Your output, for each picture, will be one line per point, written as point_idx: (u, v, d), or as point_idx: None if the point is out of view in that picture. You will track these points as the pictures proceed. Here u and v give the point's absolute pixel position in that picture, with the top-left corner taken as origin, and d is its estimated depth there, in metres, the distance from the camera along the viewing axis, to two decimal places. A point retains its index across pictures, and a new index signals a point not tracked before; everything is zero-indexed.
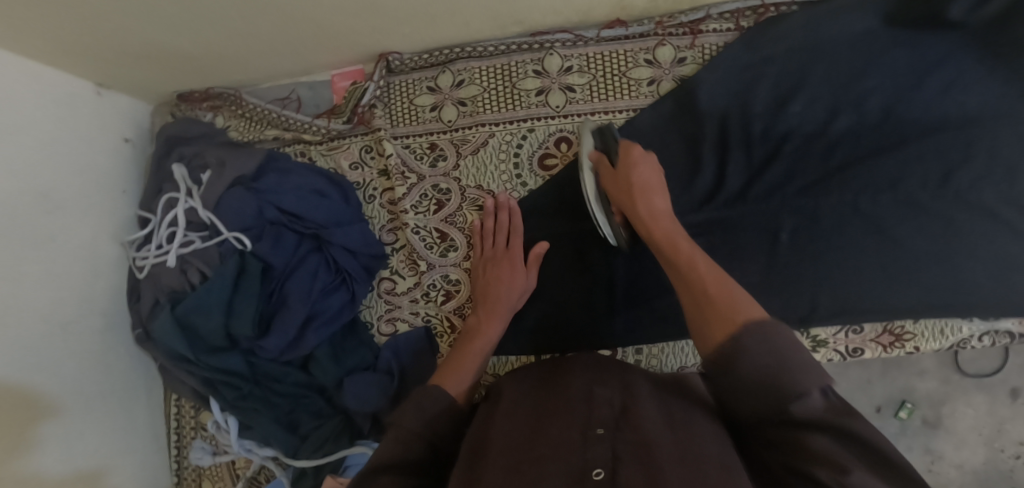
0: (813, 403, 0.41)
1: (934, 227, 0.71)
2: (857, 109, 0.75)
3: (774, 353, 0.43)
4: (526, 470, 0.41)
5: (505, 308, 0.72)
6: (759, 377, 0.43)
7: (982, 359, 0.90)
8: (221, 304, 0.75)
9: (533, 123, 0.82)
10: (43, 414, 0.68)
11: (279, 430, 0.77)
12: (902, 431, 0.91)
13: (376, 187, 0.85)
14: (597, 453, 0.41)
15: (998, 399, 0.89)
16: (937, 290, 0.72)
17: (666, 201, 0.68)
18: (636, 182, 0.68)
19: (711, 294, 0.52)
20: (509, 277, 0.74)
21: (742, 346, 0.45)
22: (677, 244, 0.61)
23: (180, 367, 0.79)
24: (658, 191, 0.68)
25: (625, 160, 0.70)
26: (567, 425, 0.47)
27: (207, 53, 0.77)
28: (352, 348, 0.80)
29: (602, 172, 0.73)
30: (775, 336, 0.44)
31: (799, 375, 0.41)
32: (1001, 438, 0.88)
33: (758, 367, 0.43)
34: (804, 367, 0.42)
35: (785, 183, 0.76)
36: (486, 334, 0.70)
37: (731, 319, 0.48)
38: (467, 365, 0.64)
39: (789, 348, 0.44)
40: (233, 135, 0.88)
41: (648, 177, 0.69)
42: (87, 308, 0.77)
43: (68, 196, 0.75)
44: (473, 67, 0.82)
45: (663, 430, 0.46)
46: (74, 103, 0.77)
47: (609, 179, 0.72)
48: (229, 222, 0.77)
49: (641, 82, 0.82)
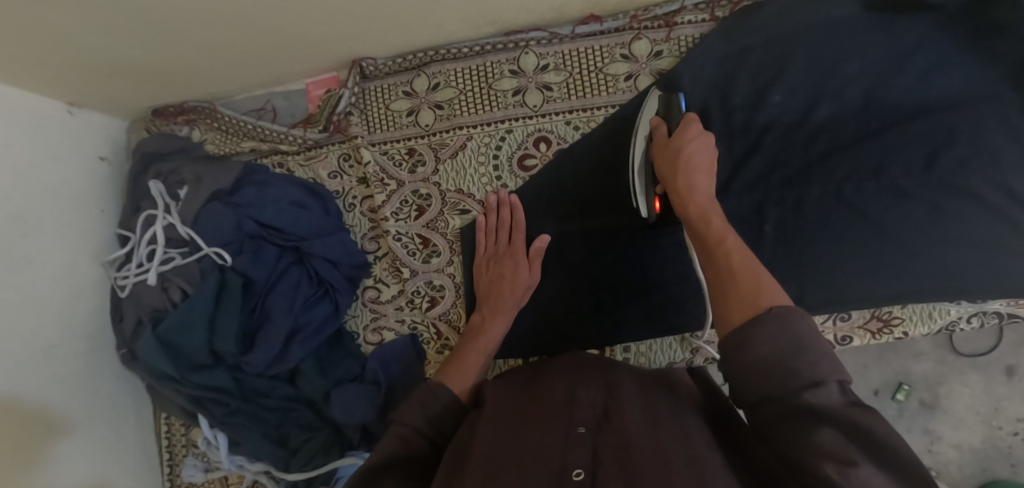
0: (828, 394, 0.39)
1: (921, 211, 0.71)
2: (838, 97, 0.75)
3: (794, 337, 0.41)
4: (510, 474, 0.42)
5: (507, 302, 0.71)
6: (772, 364, 0.41)
7: (976, 339, 0.89)
8: (204, 319, 0.74)
9: (511, 124, 0.79)
10: (37, 414, 0.69)
11: (268, 445, 0.76)
12: (898, 414, 0.91)
13: (355, 195, 0.83)
14: (579, 454, 0.42)
15: (993, 377, 0.89)
16: (926, 275, 0.72)
17: (710, 183, 0.63)
18: (684, 155, 0.64)
19: (739, 273, 0.50)
20: (507, 273, 0.73)
21: (761, 325, 0.43)
22: (712, 223, 0.58)
23: (166, 386, 0.78)
24: (704, 172, 0.64)
25: (679, 135, 0.66)
26: (551, 426, 0.47)
27: (178, 67, 0.76)
28: (338, 360, 0.79)
29: (654, 140, 0.69)
30: (794, 320, 0.43)
31: (812, 359, 0.40)
32: (998, 416, 0.88)
33: (773, 349, 0.42)
34: (824, 355, 0.40)
35: (768, 176, 0.75)
36: (491, 330, 0.69)
37: (750, 304, 0.46)
38: (472, 364, 0.64)
39: (809, 335, 0.42)
40: (209, 148, 0.87)
41: (692, 155, 0.64)
42: (69, 331, 0.76)
43: (44, 218, 0.74)
44: (447, 69, 0.80)
45: (644, 428, 0.46)
46: (44, 123, 0.76)
47: (656, 147, 0.68)
48: (208, 237, 0.77)
49: (618, 78, 0.79)
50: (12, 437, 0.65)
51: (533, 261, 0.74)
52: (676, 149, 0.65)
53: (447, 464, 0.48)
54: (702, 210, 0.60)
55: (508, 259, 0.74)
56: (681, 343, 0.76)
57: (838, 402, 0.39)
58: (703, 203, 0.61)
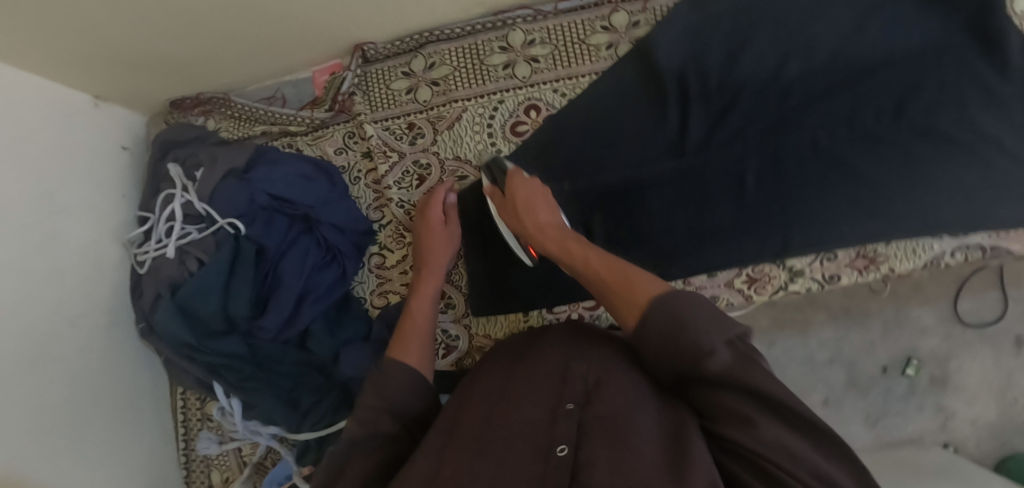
0: (721, 358, 0.44)
1: (894, 156, 0.75)
2: (807, 53, 0.80)
3: (675, 316, 0.48)
4: (491, 449, 0.43)
5: (433, 266, 0.76)
6: (665, 344, 0.48)
7: (983, 312, 1.10)
8: (218, 286, 0.78)
9: (502, 95, 0.85)
10: (62, 380, 0.72)
11: (281, 407, 0.80)
12: (912, 387, 1.11)
13: (360, 169, 0.88)
14: (565, 430, 0.43)
15: (1004, 349, 1.10)
16: (904, 215, 0.75)
17: (554, 214, 0.71)
18: (521, 202, 0.71)
19: (614, 279, 0.59)
20: (431, 241, 0.78)
21: (647, 321, 0.50)
22: (572, 249, 0.66)
23: (183, 355, 0.81)
24: (546, 207, 0.71)
25: (509, 191, 0.73)
26: (538, 402, 0.48)
27: (197, 57, 0.83)
28: (346, 322, 0.82)
29: (496, 202, 0.76)
30: (676, 299, 0.50)
31: (704, 331, 0.46)
32: (1012, 388, 1.09)
33: (665, 336, 0.48)
34: (715, 323, 0.47)
35: (746, 126, 0.79)
36: (421, 295, 0.73)
37: (635, 307, 0.53)
38: (416, 338, 0.66)
39: (697, 310, 0.48)
40: (224, 135, 0.93)
41: (532, 204, 0.71)
42: (91, 304, 0.80)
43: (71, 198, 0.79)
44: (442, 49, 0.87)
45: (631, 402, 0.47)
46: (73, 112, 0.83)
47: (501, 207, 0.75)
48: (223, 210, 0.81)
49: (600, 47, 0.85)
50: (39, 399, 0.68)
51: (450, 225, 0.79)
52: (513, 202, 0.72)
53: (436, 440, 0.49)
54: (556, 240, 0.68)
55: (437, 231, 0.78)
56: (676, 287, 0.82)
57: (735, 359, 0.45)
58: (554, 232, 0.69)
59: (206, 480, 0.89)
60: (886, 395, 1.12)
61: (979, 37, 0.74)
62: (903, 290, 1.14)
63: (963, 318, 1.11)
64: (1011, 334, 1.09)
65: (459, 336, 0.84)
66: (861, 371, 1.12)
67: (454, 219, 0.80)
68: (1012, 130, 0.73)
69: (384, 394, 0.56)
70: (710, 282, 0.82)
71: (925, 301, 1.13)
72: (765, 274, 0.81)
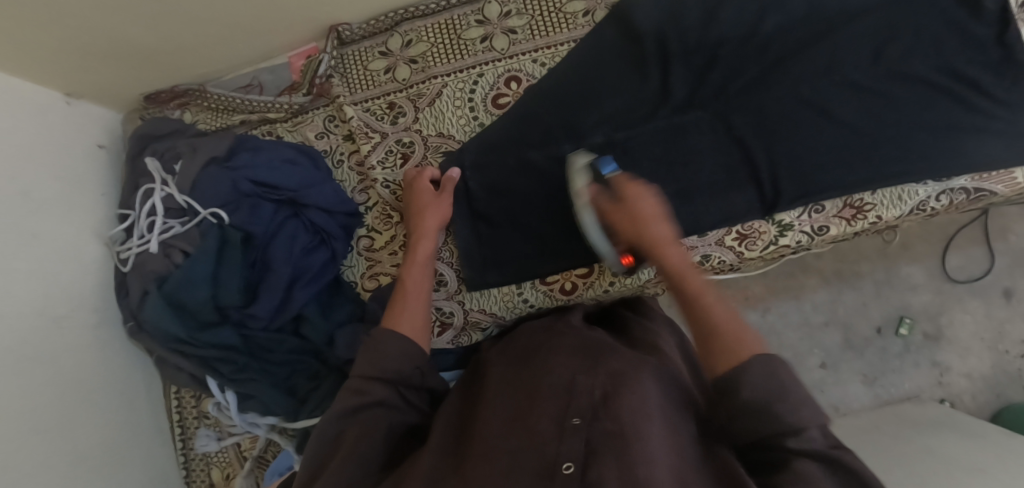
0: (808, 438, 0.41)
1: (875, 102, 0.77)
2: (783, 7, 0.80)
3: (774, 381, 0.43)
4: (500, 459, 0.45)
5: (427, 239, 0.74)
6: (756, 399, 0.42)
7: (972, 268, 1.12)
8: (206, 276, 0.77)
9: (482, 68, 0.84)
10: (53, 381, 0.71)
11: (278, 395, 0.79)
12: (908, 345, 1.13)
13: (343, 152, 0.87)
14: (572, 446, 0.43)
15: (993, 301, 1.11)
16: (882, 162, 0.76)
17: (671, 229, 0.64)
18: (638, 211, 0.64)
19: (714, 327, 0.50)
20: (425, 213, 0.77)
21: (743, 371, 0.44)
22: (686, 273, 0.57)
23: (175, 350, 0.80)
24: (663, 220, 0.64)
25: (626, 196, 0.66)
26: (545, 414, 0.48)
27: (169, 45, 0.81)
28: (339, 304, 0.82)
29: (602, 205, 0.69)
30: (777, 367, 0.44)
31: (796, 407, 0.42)
32: (1003, 340, 1.10)
33: (759, 393, 0.43)
34: (811, 405, 0.43)
35: (727, 84, 0.80)
36: (416, 269, 0.71)
37: (731, 361, 0.47)
38: (413, 306, 0.66)
39: (796, 381, 0.44)
40: (202, 127, 0.91)
41: (649, 210, 0.64)
42: (77, 304, 0.78)
43: (48, 196, 0.77)
44: (418, 27, 0.86)
45: (639, 419, 0.46)
46: (47, 110, 0.80)
47: (609, 213, 0.68)
48: (206, 200, 0.80)
49: (576, 15, 0.84)
50: (31, 401, 0.66)
51: (440, 196, 0.78)
52: (629, 212, 0.65)
53: (445, 441, 0.52)
54: (677, 260, 0.59)
55: (429, 204, 0.77)
56: None
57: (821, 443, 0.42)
58: (672, 250, 0.61)
59: (206, 479, 0.87)
60: (883, 355, 1.13)
61: None
62: (892, 249, 1.15)
63: (951, 274, 1.13)
64: (999, 286, 1.11)
65: (455, 314, 0.83)
66: (858, 333, 1.14)
67: (449, 194, 0.79)
68: (988, 72, 0.76)
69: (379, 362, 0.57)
70: (701, 242, 0.80)
71: (915, 259, 1.14)
72: (755, 229, 0.79)
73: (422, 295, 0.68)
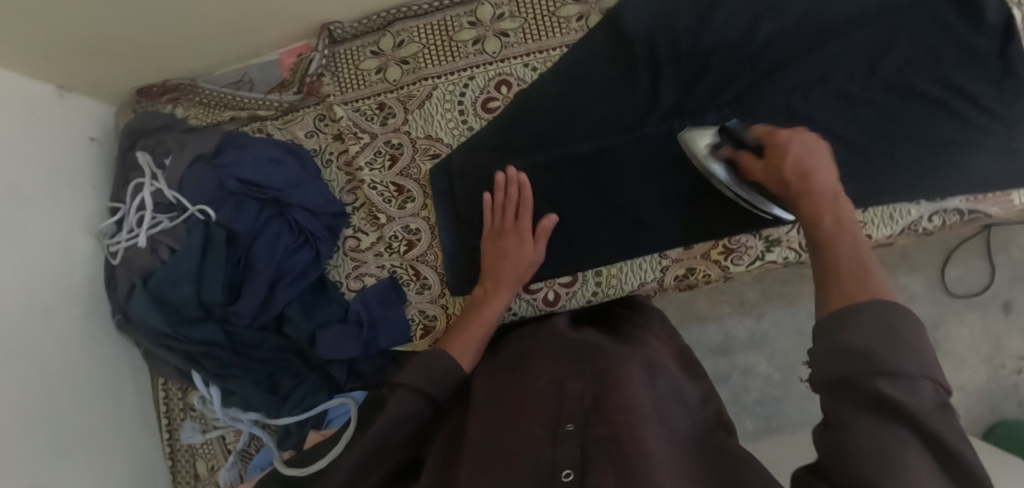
0: (917, 393, 0.32)
1: (869, 116, 0.77)
2: (777, 16, 0.80)
3: (891, 325, 0.35)
4: (496, 468, 0.44)
5: (512, 278, 0.74)
6: (862, 348, 0.35)
7: (971, 281, 1.11)
8: (191, 273, 0.78)
9: (472, 71, 0.83)
10: (39, 372, 0.72)
11: (260, 392, 0.80)
12: None
13: (332, 151, 0.87)
14: (567, 453, 0.43)
15: (992, 313, 1.10)
16: (871, 178, 0.76)
17: (835, 180, 0.56)
18: (790, 161, 0.59)
19: (842, 265, 0.45)
20: (516, 248, 0.75)
21: (858, 318, 0.37)
22: (822, 215, 0.51)
23: (160, 344, 0.82)
24: (823, 168, 0.57)
25: (773, 143, 0.62)
26: (538, 421, 0.48)
27: (159, 41, 0.81)
28: (322, 304, 0.83)
29: (745, 161, 0.66)
30: (907, 319, 0.36)
31: (896, 349, 0.34)
32: (1000, 354, 1.09)
33: (873, 336, 0.35)
34: (923, 356, 0.34)
35: (719, 93, 0.79)
36: (496, 304, 0.72)
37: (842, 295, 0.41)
38: (475, 336, 0.67)
39: (917, 333, 0.35)
40: (193, 123, 0.91)
41: (801, 160, 0.58)
42: (64, 296, 0.79)
43: (38, 189, 0.78)
44: (410, 27, 0.85)
45: (633, 419, 0.45)
46: (38, 104, 0.81)
47: (751, 167, 0.65)
48: (193, 197, 0.81)
49: (570, 19, 0.83)
50: (16, 393, 0.67)
51: (538, 239, 0.76)
52: (774, 164, 0.61)
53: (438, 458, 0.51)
54: (814, 203, 0.54)
55: (519, 243, 0.75)
56: (652, 262, 0.80)
57: (930, 401, 0.32)
58: (826, 199, 0.53)
59: (191, 471, 0.89)
60: None
61: None
62: (891, 259, 1.13)
63: (950, 286, 1.11)
64: (998, 300, 1.10)
65: (437, 316, 0.83)
66: None
67: (543, 245, 0.76)
68: (986, 86, 0.74)
69: (433, 379, 0.56)
70: (688, 254, 0.79)
71: (915, 270, 1.12)
72: (742, 244, 0.78)
73: (486, 330, 0.69)
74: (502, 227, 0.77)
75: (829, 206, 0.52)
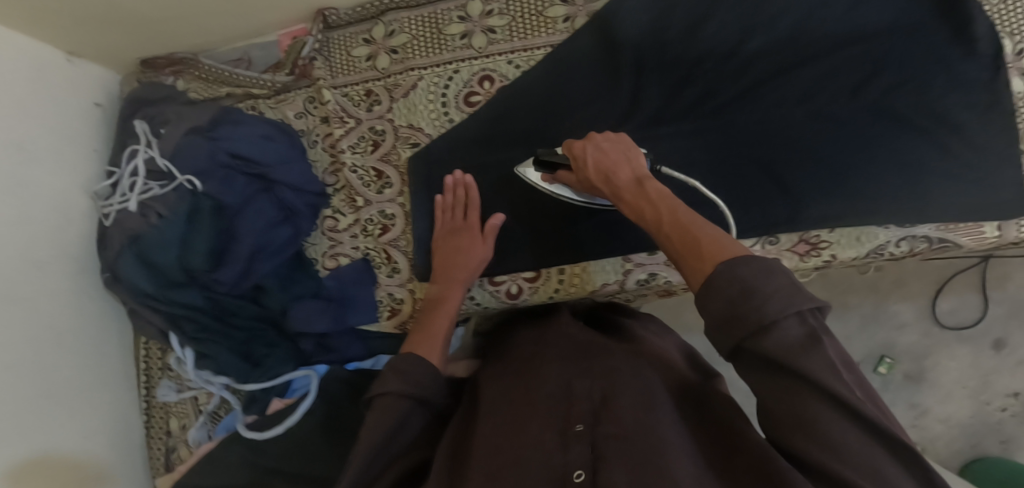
0: (787, 334, 0.36)
1: (850, 137, 0.77)
2: (769, 29, 0.79)
3: (741, 282, 0.38)
4: (507, 473, 0.44)
5: (467, 271, 0.77)
6: (727, 310, 0.39)
7: (965, 314, 1.09)
8: (178, 239, 0.81)
9: (458, 65, 0.86)
10: (31, 320, 0.76)
11: (234, 359, 0.83)
12: (885, 384, 1.11)
13: (318, 133, 0.90)
14: (578, 454, 0.43)
15: (982, 349, 1.08)
16: (849, 199, 0.76)
17: (635, 165, 0.60)
18: (593, 169, 0.62)
19: (676, 241, 0.47)
20: (467, 244, 0.79)
21: (720, 274, 0.40)
22: (635, 202, 0.55)
23: (146, 305, 0.85)
24: (622, 161, 0.61)
25: (572, 158, 0.65)
26: (547, 421, 0.49)
27: (163, 16, 0.85)
28: (300, 279, 0.85)
29: (569, 179, 0.69)
30: (747, 266, 0.39)
31: (761, 302, 0.37)
32: (986, 391, 1.07)
33: (733, 291, 0.39)
34: (781, 294, 0.37)
35: (700, 102, 0.80)
36: (455, 294, 0.75)
37: (699, 274, 0.43)
38: (440, 325, 0.70)
39: (763, 275, 0.38)
40: (192, 96, 0.95)
41: (602, 161, 0.62)
42: (59, 252, 0.84)
43: (42, 149, 0.82)
44: (403, 17, 0.87)
45: (641, 415, 0.47)
46: (47, 69, 0.85)
47: (577, 183, 0.68)
48: (184, 166, 0.83)
49: (557, 20, 0.84)
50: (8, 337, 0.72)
51: (487, 237, 0.80)
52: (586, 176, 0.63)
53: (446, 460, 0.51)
54: (633, 194, 0.56)
55: (469, 240, 0.79)
56: (615, 264, 0.81)
57: (800, 340, 0.36)
58: (631, 188, 0.57)
59: (163, 427, 0.94)
60: None
61: (947, 18, 0.75)
62: (884, 284, 1.12)
63: (943, 318, 1.10)
64: (990, 336, 1.08)
65: (404, 300, 0.85)
66: None
67: (492, 241, 0.80)
68: (975, 116, 0.74)
69: (410, 382, 0.58)
70: (653, 260, 0.80)
71: (905, 298, 1.11)
72: None
73: (450, 318, 0.72)
74: (451, 226, 0.80)
75: (636, 192, 0.56)
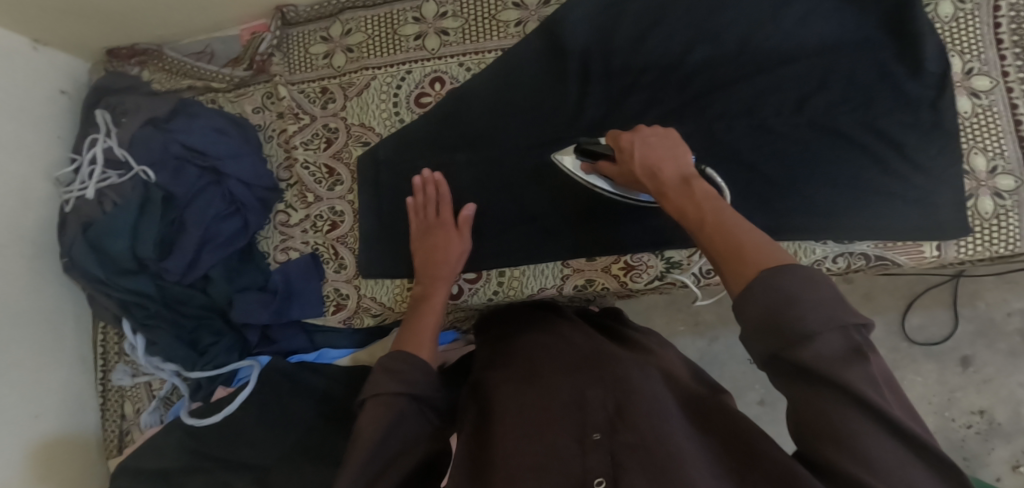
0: (826, 347, 0.35)
1: (791, 150, 0.77)
2: (713, 42, 0.80)
3: (777, 294, 0.38)
4: (523, 476, 0.42)
5: (450, 268, 0.76)
6: (766, 320, 0.37)
7: (932, 330, 1.08)
8: (129, 227, 0.83)
9: (411, 65, 0.86)
10: None
11: (180, 347, 0.86)
12: None
13: (274, 128, 0.92)
14: (596, 461, 0.41)
15: (951, 366, 1.07)
16: (792, 212, 0.76)
17: (683, 163, 0.57)
18: (639, 162, 0.60)
19: (719, 244, 0.46)
20: (446, 241, 0.78)
21: (764, 283, 0.39)
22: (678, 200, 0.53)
23: (98, 291, 0.87)
24: (671, 157, 0.58)
25: (619, 148, 0.64)
26: (565, 424, 0.46)
27: (124, 8, 0.86)
28: (247, 272, 0.88)
29: (612, 170, 0.67)
30: (789, 277, 0.39)
31: (801, 310, 0.36)
32: (951, 408, 1.06)
33: (771, 301, 0.38)
34: (825, 307, 0.36)
35: (646, 110, 0.80)
36: (438, 292, 0.74)
37: (738, 278, 0.42)
38: (428, 324, 0.69)
39: (807, 288, 0.37)
40: (155, 87, 0.97)
41: (649, 154, 0.60)
42: (17, 234, 0.86)
43: (3, 132, 0.84)
44: (359, 17, 0.89)
45: (661, 422, 0.44)
46: (11, 56, 0.87)
47: (619, 175, 0.66)
48: (140, 158, 0.86)
49: (509, 24, 0.84)
50: None
51: (461, 229, 0.79)
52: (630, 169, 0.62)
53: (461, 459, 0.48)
54: (678, 191, 0.54)
55: (446, 237, 0.78)
56: (554, 269, 0.81)
57: (841, 354, 0.35)
58: (677, 186, 0.54)
59: (118, 410, 0.96)
60: None
61: (896, 35, 0.75)
62: (852, 298, 1.11)
63: (911, 334, 1.09)
64: (957, 353, 1.07)
65: (349, 295, 0.87)
66: None
67: (468, 233, 0.79)
68: (916, 135, 0.74)
69: (409, 382, 0.57)
70: (591, 266, 0.81)
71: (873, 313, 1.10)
72: (643, 262, 0.80)
73: (439, 316, 0.71)
74: (427, 226, 0.80)
75: (680, 191, 0.54)
